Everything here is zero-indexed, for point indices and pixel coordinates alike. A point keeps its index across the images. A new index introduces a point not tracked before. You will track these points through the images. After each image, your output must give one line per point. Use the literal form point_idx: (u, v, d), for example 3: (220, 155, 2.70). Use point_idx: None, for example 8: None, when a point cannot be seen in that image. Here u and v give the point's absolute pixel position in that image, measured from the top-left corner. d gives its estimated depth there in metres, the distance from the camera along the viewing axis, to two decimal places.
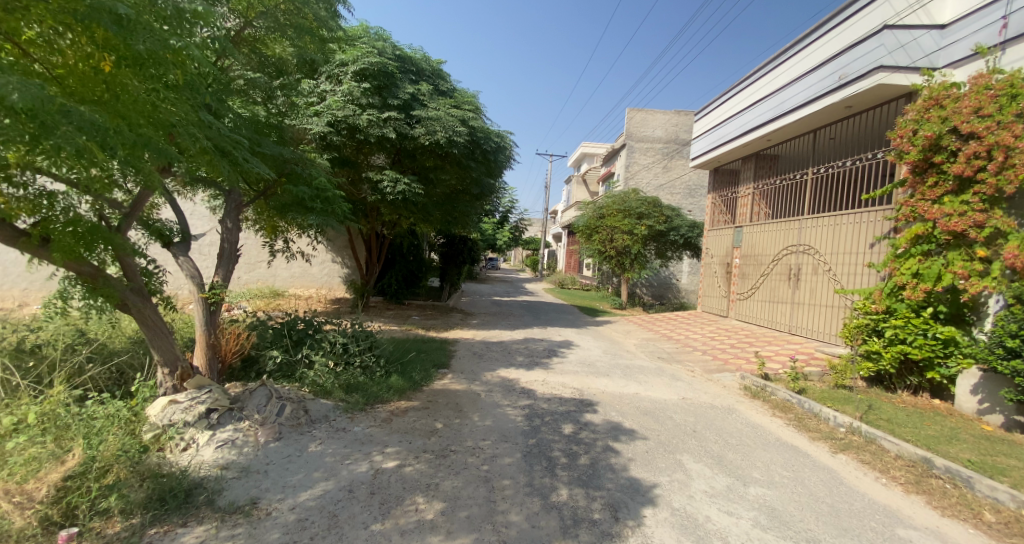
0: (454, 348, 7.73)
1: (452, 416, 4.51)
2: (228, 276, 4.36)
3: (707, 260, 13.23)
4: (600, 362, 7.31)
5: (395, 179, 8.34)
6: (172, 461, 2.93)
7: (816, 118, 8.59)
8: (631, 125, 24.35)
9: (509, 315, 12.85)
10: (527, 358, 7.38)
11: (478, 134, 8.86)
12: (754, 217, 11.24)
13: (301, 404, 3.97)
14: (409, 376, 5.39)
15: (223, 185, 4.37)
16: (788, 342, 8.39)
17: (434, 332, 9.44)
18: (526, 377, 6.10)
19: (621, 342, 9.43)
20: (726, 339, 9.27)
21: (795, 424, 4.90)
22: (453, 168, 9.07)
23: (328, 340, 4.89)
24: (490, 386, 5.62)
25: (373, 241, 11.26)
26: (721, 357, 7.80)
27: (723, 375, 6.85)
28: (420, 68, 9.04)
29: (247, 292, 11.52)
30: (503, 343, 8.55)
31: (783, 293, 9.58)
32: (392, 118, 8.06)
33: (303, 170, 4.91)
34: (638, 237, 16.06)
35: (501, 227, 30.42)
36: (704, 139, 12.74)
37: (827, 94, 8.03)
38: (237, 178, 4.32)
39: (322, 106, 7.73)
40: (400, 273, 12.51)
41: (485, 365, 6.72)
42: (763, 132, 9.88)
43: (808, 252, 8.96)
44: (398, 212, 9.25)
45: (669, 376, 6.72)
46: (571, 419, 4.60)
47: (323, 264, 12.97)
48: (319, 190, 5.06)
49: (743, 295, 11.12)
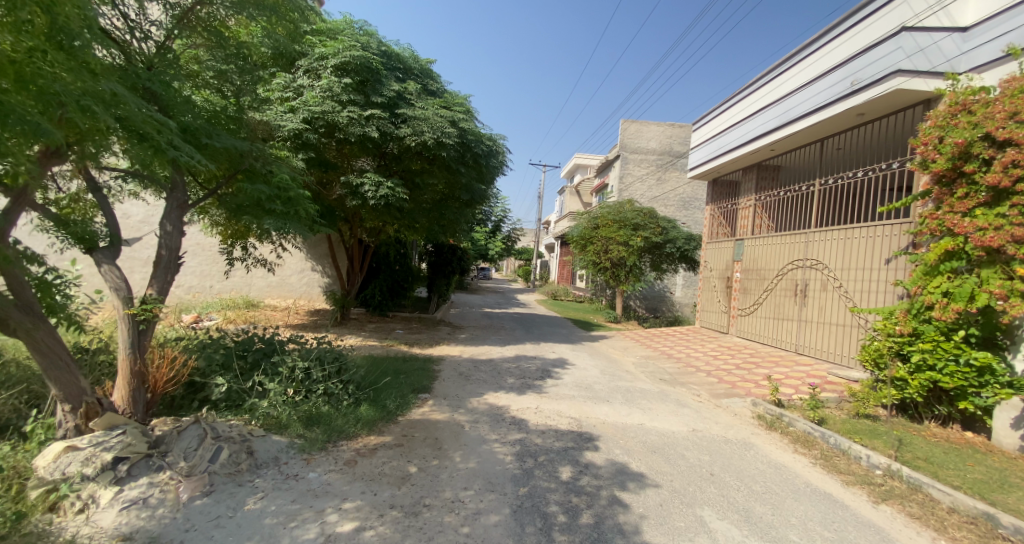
0: (438, 367, 7.06)
1: (429, 457, 3.84)
2: (164, 289, 3.70)
3: (706, 273, 12.73)
4: (598, 385, 6.67)
5: (377, 182, 7.69)
6: (54, 534, 2.29)
7: (825, 126, 8.11)
8: (626, 136, 23.96)
9: (499, 328, 12.18)
10: (518, 380, 6.72)
11: (468, 137, 8.27)
12: (757, 229, 10.74)
13: (245, 445, 3.33)
14: (382, 404, 4.72)
15: (163, 178, 3.69)
16: (797, 364, 7.83)
17: (419, 347, 8.76)
18: (516, 403, 5.44)
19: (618, 361, 8.82)
20: (729, 359, 8.69)
21: (824, 464, 4.28)
22: (442, 172, 8.45)
23: (287, 365, 4.23)
24: (476, 415, 4.95)
25: (355, 249, 10.60)
26: (727, 380, 7.22)
27: (732, 401, 6.25)
28: (408, 66, 8.47)
29: (217, 304, 10.81)
30: (492, 361, 7.89)
31: (788, 310, 9.05)
32: (375, 116, 7.44)
33: (262, 166, 4.26)
34: (633, 249, 15.53)
35: (493, 237, 29.84)
36: (703, 149, 12.25)
37: (836, 101, 7.54)
38: (174, 168, 3.64)
39: (298, 101, 7.06)
40: (385, 284, 11.82)
41: (472, 388, 6.05)
42: (767, 140, 9.39)
43: (816, 267, 8.45)
44: (380, 218, 8.59)
45: (674, 402, 6.09)
46: (569, 459, 3.94)
47: (302, 273, 12.27)
48: (281, 190, 4.41)
49: (745, 311, 10.58)
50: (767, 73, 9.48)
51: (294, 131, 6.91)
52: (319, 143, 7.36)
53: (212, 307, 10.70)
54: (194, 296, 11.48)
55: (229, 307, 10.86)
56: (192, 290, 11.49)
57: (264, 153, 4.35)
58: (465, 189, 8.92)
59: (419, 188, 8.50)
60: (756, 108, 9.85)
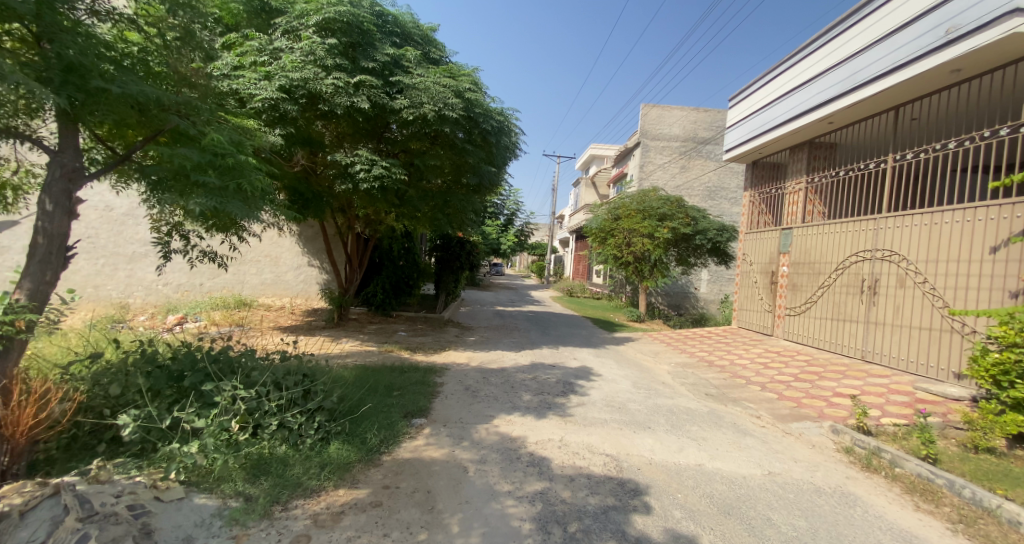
0: (441, 380, 5.94)
1: (415, 528, 2.70)
2: (40, 292, 2.66)
3: (744, 267, 11.48)
4: (634, 404, 5.50)
5: (370, 162, 6.57)
6: None
7: (907, 87, 6.90)
8: (646, 122, 22.54)
9: (514, 329, 11.07)
10: (536, 396, 5.57)
11: (476, 110, 7.11)
12: (808, 217, 9.51)
13: (136, 525, 2.23)
14: (360, 438, 3.62)
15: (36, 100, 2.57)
16: (871, 377, 6.63)
17: (422, 354, 7.68)
18: (537, 433, 4.29)
19: (651, 369, 7.62)
20: (783, 368, 7.43)
21: (968, 533, 3.06)
22: (446, 152, 7.32)
23: (226, 394, 3.13)
24: (484, 453, 3.81)
25: (352, 243, 9.61)
26: (789, 397, 6.03)
27: (804, 427, 5.04)
28: (407, 31, 7.38)
29: (205, 305, 9.90)
30: (505, 371, 6.78)
31: (852, 310, 7.92)
32: (365, 83, 6.33)
33: (191, 126, 3.19)
34: (659, 242, 14.25)
35: (505, 230, 28.67)
36: (743, 127, 10.97)
37: (927, 54, 6.32)
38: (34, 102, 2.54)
39: (275, 66, 5.96)
40: (388, 281, 10.80)
41: (480, 410, 4.92)
42: (830, 109, 8.12)
43: (890, 259, 7.27)
44: (376, 205, 7.47)
45: (733, 429, 4.89)
46: (611, 530, 2.78)
47: (298, 269, 11.26)
48: (217, 156, 3.32)
49: (794, 310, 9.39)
50: (827, 32, 8.20)
51: (269, 101, 5.81)
52: (300, 117, 6.26)
53: (200, 308, 9.79)
54: (183, 295, 10.58)
55: (218, 307, 9.93)
56: (181, 288, 10.58)
57: (190, 106, 3.26)
58: (473, 172, 7.69)
59: (420, 171, 7.36)
60: (814, 74, 8.56)
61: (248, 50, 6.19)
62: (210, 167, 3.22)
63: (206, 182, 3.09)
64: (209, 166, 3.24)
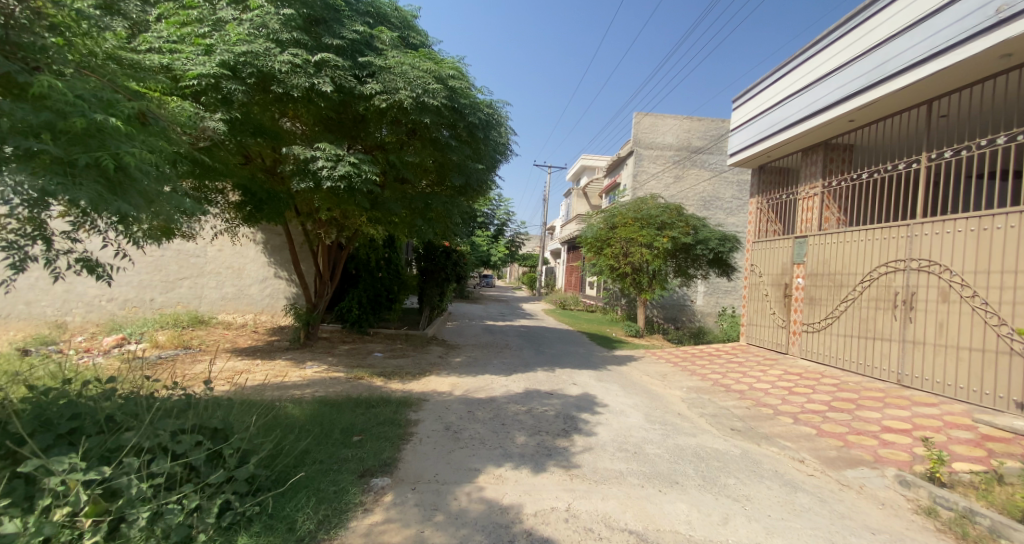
0: (416, 418, 4.89)
1: None
2: None
3: (753, 279, 10.63)
4: (651, 446, 4.53)
5: (334, 157, 5.53)
6: None
7: (945, 76, 6.12)
8: (639, 130, 21.86)
9: (504, 347, 10.06)
10: (532, 438, 4.54)
11: (461, 100, 6.13)
12: (825, 224, 8.67)
13: None
14: (287, 525, 2.51)
15: None
16: (919, 408, 5.76)
17: (398, 380, 6.61)
18: (535, 498, 3.25)
19: (662, 397, 6.64)
20: (811, 395, 6.54)
21: None
22: (427, 148, 6.33)
23: (59, 476, 1.94)
24: (464, 534, 2.76)
25: (323, 255, 8.60)
26: (831, 435, 5.10)
27: (863, 477, 4.10)
28: (382, 12, 6.40)
29: (153, 324, 8.75)
30: (494, 401, 5.77)
31: (883, 327, 7.08)
32: (328, 62, 5.35)
33: (24, 72, 2.37)
34: (659, 252, 13.35)
35: (495, 241, 27.72)
36: (749, 129, 10.20)
37: (974, 37, 5.53)
38: None
39: (217, 38, 4.97)
40: (365, 295, 9.80)
41: (462, 462, 3.87)
42: (853, 104, 7.35)
43: (929, 270, 6.43)
44: (343, 208, 6.43)
45: (780, 482, 3.92)
46: None
47: (264, 283, 10.15)
48: (62, 119, 2.32)
49: (813, 326, 8.55)
50: (848, 20, 7.47)
51: (208, 79, 4.78)
52: (251, 102, 5.23)
53: (147, 327, 8.65)
54: (131, 312, 9.42)
55: (168, 326, 8.78)
56: (129, 304, 9.43)
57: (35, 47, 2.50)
58: (458, 171, 6.67)
59: (396, 170, 6.36)
60: (833, 67, 7.81)
61: (184, 22, 5.19)
62: (45, 130, 2.27)
63: (33, 148, 2.16)
64: (46, 131, 2.28)
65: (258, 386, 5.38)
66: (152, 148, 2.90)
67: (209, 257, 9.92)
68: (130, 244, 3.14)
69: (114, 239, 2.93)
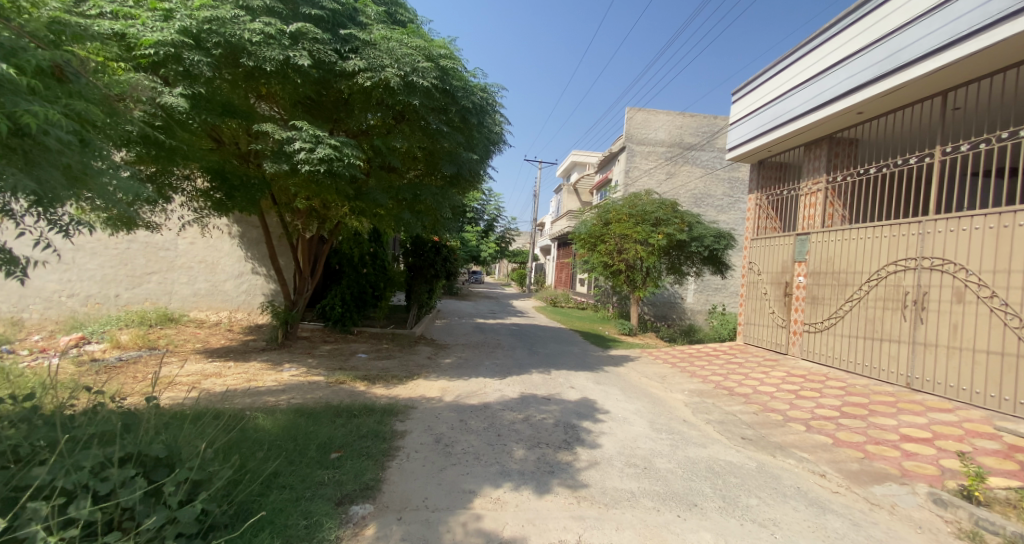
0: (402, 429, 4.43)
1: None
2: None
3: (751, 277, 10.33)
4: (661, 460, 4.14)
5: (313, 140, 5.02)
6: None
7: (964, 66, 5.80)
8: (631, 125, 21.52)
9: (495, 347, 9.63)
10: (532, 451, 4.11)
11: (453, 81, 5.64)
12: (828, 220, 8.38)
13: None
14: None
15: None
16: (935, 414, 5.48)
17: (383, 384, 6.13)
18: (541, 530, 2.82)
19: (664, 401, 6.28)
20: (820, 400, 6.24)
21: None
22: (416, 134, 5.84)
23: None
24: None
25: (303, 249, 7.99)
26: (848, 444, 4.78)
27: (892, 494, 3.76)
28: None
29: (118, 322, 8.15)
30: (488, 408, 5.33)
31: (891, 328, 6.81)
32: (306, 34, 4.87)
33: None
34: (654, 248, 13.02)
35: (484, 237, 27.24)
36: (750, 122, 9.87)
37: (999, 22, 5.18)
38: None
39: (177, 2, 4.45)
40: (349, 291, 9.25)
41: (455, 482, 3.43)
42: (863, 95, 7.01)
43: (942, 268, 6.14)
44: (323, 197, 5.91)
45: (806, 502, 3.55)
46: None
47: (240, 278, 9.58)
48: None
49: (815, 326, 8.28)
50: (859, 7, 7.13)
51: (166, 48, 4.24)
52: (218, 77, 4.71)
53: (110, 325, 8.03)
54: (94, 309, 8.77)
55: (134, 324, 8.18)
56: (91, 300, 8.78)
57: None
58: (449, 159, 6.13)
59: (382, 157, 5.87)
60: (842, 57, 7.46)
61: None
62: None
63: None
64: None
65: (227, 397, 4.88)
66: (75, 112, 2.42)
67: (179, 250, 9.30)
68: (58, 232, 2.62)
69: (30, 226, 2.40)
